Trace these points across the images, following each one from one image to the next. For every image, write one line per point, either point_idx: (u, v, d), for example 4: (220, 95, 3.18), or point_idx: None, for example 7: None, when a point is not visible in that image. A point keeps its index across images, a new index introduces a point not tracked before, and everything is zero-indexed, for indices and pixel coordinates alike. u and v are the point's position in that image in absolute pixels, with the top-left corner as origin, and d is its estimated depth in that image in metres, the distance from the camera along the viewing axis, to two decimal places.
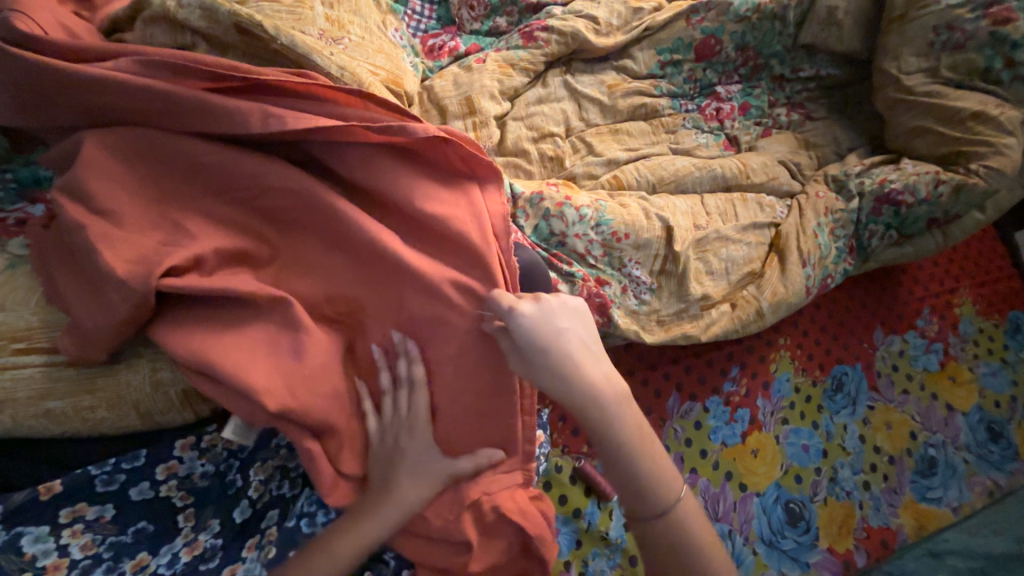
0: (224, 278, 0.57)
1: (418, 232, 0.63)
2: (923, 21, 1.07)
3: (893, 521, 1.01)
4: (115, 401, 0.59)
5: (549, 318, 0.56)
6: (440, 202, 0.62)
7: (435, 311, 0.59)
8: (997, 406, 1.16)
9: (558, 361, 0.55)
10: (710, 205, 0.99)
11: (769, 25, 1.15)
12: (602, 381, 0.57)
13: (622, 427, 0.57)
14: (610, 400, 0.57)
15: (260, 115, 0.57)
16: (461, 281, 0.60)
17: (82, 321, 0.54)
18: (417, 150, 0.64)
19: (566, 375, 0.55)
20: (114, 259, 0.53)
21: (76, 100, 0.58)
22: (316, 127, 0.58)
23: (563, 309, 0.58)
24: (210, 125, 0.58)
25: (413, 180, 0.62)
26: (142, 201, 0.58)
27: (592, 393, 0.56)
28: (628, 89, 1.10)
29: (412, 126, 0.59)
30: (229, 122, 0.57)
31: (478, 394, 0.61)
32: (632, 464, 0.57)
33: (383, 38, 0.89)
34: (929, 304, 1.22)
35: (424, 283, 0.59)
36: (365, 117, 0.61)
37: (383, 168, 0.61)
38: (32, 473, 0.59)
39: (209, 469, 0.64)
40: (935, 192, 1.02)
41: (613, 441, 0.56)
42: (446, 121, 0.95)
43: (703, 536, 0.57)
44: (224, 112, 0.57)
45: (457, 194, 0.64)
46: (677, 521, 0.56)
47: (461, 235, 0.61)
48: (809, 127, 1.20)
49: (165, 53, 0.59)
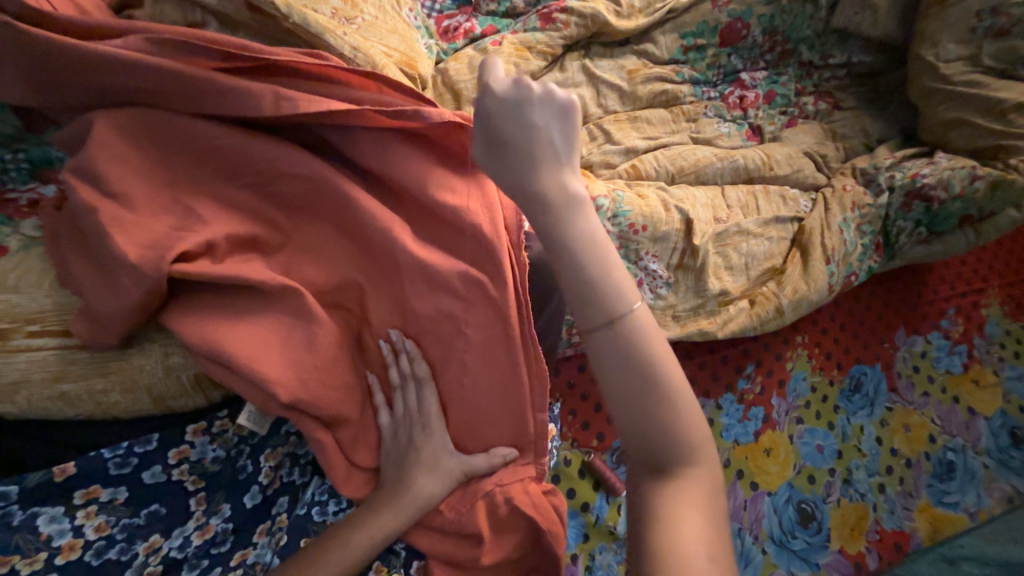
0: (238, 264, 0.56)
1: (431, 222, 0.61)
2: (966, 5, 1.01)
3: (907, 524, 0.99)
4: (129, 385, 0.59)
5: (521, 106, 0.46)
6: (453, 189, 0.59)
7: (448, 302, 0.58)
8: (1021, 410, 1.12)
9: (524, 165, 0.46)
10: (731, 198, 0.95)
11: (800, 8, 1.10)
12: (568, 193, 0.46)
13: (586, 253, 0.45)
14: (576, 214, 0.46)
15: (272, 98, 0.56)
16: (474, 272, 0.58)
17: (94, 305, 0.54)
18: (432, 137, 0.62)
19: (521, 169, 0.46)
20: (126, 243, 0.52)
21: (86, 79, 0.57)
22: (330, 111, 0.56)
23: (543, 100, 0.47)
24: (220, 105, 0.56)
25: (426, 168, 0.60)
26: (154, 183, 0.57)
27: (556, 202, 0.46)
28: (649, 75, 1.06)
29: (427, 111, 0.57)
30: (241, 105, 0.56)
31: (488, 387, 0.60)
32: (595, 304, 0.43)
33: (397, 18, 0.86)
34: (955, 304, 1.18)
35: (438, 273, 0.57)
36: (378, 101, 0.58)
37: (397, 154, 0.60)
38: (46, 455, 0.59)
39: (220, 454, 0.64)
40: (970, 187, 0.97)
41: (575, 266, 0.44)
42: (460, 106, 0.93)
43: (672, 420, 0.43)
44: (235, 93, 0.56)
45: (471, 182, 0.61)
46: (646, 390, 0.42)
47: (474, 222, 0.58)
48: (837, 117, 1.15)
49: (176, 31, 0.57)
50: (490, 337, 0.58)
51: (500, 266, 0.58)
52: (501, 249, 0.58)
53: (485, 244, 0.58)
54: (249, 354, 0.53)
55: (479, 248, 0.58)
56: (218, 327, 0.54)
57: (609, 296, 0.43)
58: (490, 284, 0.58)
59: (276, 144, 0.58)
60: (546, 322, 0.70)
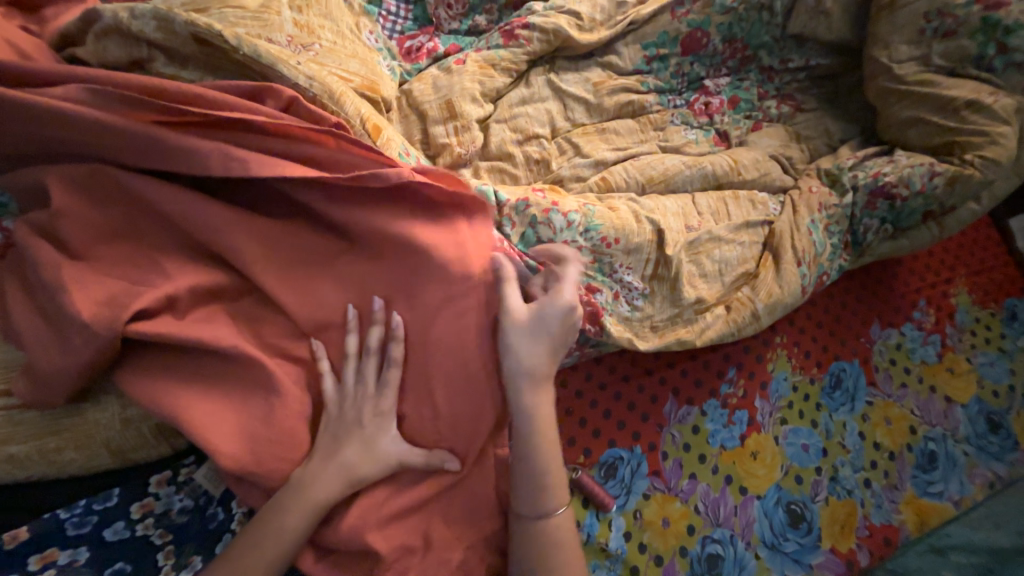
0: (202, 317, 0.55)
1: (390, 265, 0.59)
2: (914, 7, 1.04)
3: (895, 518, 1.00)
4: (84, 441, 0.56)
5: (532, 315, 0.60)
6: (415, 232, 0.58)
7: (421, 347, 0.58)
8: (996, 396, 1.15)
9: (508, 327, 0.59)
10: (701, 205, 0.96)
11: (756, 16, 1.12)
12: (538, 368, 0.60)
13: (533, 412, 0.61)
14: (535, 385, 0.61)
15: (219, 157, 0.54)
16: (446, 334, 0.58)
17: (43, 363, 0.51)
18: (389, 189, 0.60)
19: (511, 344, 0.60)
20: (80, 301, 0.50)
21: (20, 128, 0.54)
22: (282, 174, 0.55)
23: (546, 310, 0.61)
24: (169, 164, 0.54)
25: (386, 224, 0.58)
26: (108, 235, 0.55)
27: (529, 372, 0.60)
28: (614, 86, 1.06)
29: (385, 172, 0.56)
30: (188, 164, 0.54)
31: (470, 443, 0.60)
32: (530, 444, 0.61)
33: (357, 42, 0.85)
34: (925, 295, 1.21)
35: (409, 320, 0.58)
36: (338, 162, 0.58)
37: (354, 206, 0.58)
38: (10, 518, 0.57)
39: (188, 503, 0.62)
40: (930, 184, 1.00)
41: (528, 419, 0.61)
42: (426, 127, 0.92)
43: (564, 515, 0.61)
44: (180, 151, 0.53)
45: (436, 227, 0.60)
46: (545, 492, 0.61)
47: (438, 270, 0.57)
48: (800, 119, 1.17)
49: (117, 80, 0.55)
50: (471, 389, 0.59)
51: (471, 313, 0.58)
52: (471, 297, 0.58)
53: (455, 293, 0.58)
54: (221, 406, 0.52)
55: (448, 295, 0.58)
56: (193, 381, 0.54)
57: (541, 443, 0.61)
58: (461, 330, 0.58)
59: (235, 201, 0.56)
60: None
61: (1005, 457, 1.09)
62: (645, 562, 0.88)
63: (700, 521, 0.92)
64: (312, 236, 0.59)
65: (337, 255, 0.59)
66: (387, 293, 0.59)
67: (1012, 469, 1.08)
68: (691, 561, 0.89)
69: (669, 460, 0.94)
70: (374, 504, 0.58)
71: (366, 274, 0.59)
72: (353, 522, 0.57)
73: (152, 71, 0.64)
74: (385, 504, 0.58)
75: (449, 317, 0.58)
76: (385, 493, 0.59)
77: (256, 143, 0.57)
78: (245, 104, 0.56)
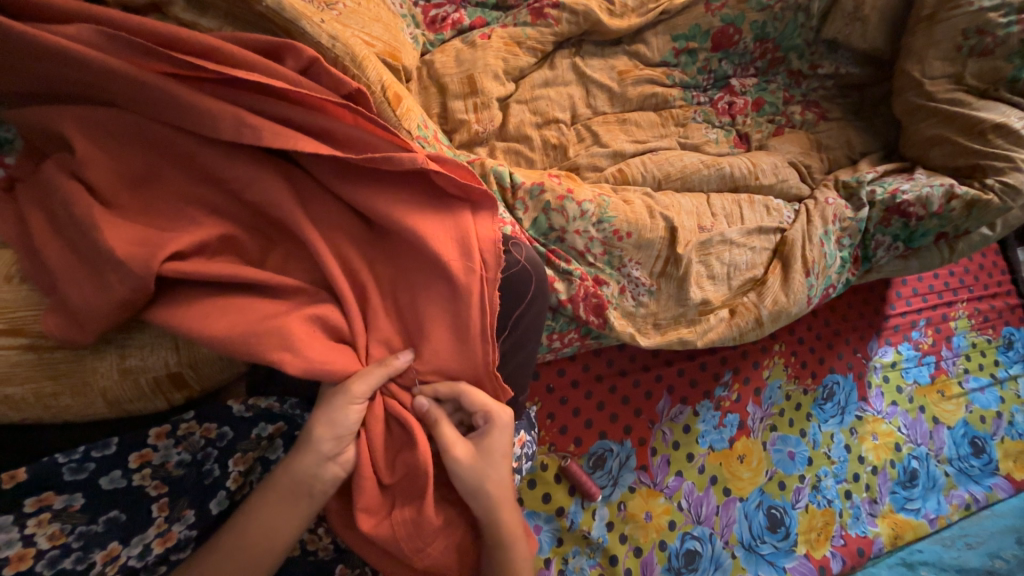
0: (228, 262, 0.54)
1: (396, 246, 0.58)
2: (953, 22, 1.02)
3: (870, 530, 1.02)
4: (81, 388, 0.55)
5: (484, 340, 0.58)
6: (421, 221, 0.57)
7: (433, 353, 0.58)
8: (982, 421, 1.16)
9: (473, 348, 0.58)
10: (715, 206, 0.94)
11: (792, 16, 1.09)
12: (455, 440, 0.57)
13: (469, 482, 0.57)
14: (460, 458, 0.57)
15: (233, 121, 0.51)
16: (445, 322, 0.58)
17: (74, 299, 0.51)
18: (399, 173, 0.58)
19: (433, 423, 0.57)
20: (114, 239, 0.49)
21: (29, 65, 0.50)
22: (293, 145, 0.53)
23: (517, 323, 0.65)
24: (181, 121, 0.52)
25: (394, 210, 0.56)
26: (125, 181, 0.53)
27: (452, 451, 0.57)
28: (640, 77, 1.04)
29: (399, 157, 0.55)
30: (200, 124, 0.51)
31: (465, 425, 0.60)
32: (480, 505, 0.57)
33: (381, 5, 0.82)
34: (926, 315, 1.22)
35: (410, 304, 0.58)
36: (350, 138, 0.56)
37: (365, 183, 0.57)
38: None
39: (185, 457, 0.60)
40: (947, 206, 0.99)
41: (470, 490, 0.57)
42: (446, 101, 0.90)
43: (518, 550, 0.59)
44: (193, 110, 0.51)
45: (445, 216, 0.59)
46: (497, 544, 0.58)
47: (442, 261, 0.56)
48: (822, 128, 1.16)
49: (131, 23, 0.51)
50: (461, 369, 0.59)
51: (469, 308, 0.57)
52: (472, 292, 0.57)
53: (456, 287, 0.57)
54: (226, 352, 0.50)
55: (449, 287, 0.57)
56: (204, 321, 0.51)
57: (487, 505, 0.58)
58: (455, 322, 0.58)
59: (249, 159, 0.54)
60: (508, 347, 0.66)
61: (984, 481, 1.11)
62: (624, 552, 0.89)
63: (682, 517, 0.93)
64: (322, 201, 0.57)
65: (343, 232, 0.57)
66: (389, 272, 0.58)
67: (989, 493, 1.10)
68: (670, 555, 0.90)
69: (657, 455, 0.95)
70: (395, 449, 0.57)
71: (369, 251, 0.58)
72: (371, 475, 0.55)
73: (170, 15, 0.60)
74: (400, 452, 0.57)
75: (446, 308, 0.57)
76: (400, 439, 0.57)
77: (268, 108, 0.54)
78: (260, 65, 0.53)
